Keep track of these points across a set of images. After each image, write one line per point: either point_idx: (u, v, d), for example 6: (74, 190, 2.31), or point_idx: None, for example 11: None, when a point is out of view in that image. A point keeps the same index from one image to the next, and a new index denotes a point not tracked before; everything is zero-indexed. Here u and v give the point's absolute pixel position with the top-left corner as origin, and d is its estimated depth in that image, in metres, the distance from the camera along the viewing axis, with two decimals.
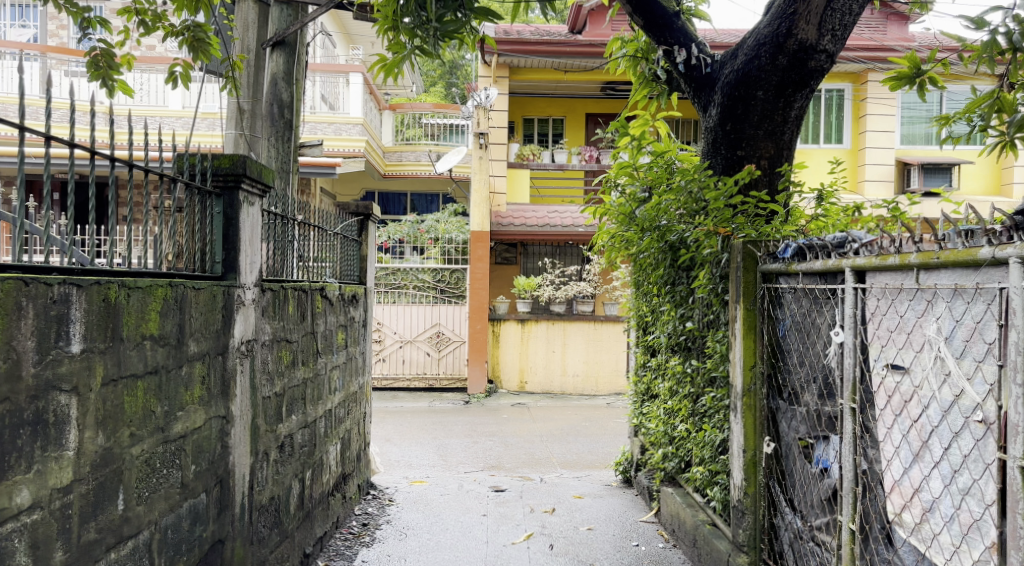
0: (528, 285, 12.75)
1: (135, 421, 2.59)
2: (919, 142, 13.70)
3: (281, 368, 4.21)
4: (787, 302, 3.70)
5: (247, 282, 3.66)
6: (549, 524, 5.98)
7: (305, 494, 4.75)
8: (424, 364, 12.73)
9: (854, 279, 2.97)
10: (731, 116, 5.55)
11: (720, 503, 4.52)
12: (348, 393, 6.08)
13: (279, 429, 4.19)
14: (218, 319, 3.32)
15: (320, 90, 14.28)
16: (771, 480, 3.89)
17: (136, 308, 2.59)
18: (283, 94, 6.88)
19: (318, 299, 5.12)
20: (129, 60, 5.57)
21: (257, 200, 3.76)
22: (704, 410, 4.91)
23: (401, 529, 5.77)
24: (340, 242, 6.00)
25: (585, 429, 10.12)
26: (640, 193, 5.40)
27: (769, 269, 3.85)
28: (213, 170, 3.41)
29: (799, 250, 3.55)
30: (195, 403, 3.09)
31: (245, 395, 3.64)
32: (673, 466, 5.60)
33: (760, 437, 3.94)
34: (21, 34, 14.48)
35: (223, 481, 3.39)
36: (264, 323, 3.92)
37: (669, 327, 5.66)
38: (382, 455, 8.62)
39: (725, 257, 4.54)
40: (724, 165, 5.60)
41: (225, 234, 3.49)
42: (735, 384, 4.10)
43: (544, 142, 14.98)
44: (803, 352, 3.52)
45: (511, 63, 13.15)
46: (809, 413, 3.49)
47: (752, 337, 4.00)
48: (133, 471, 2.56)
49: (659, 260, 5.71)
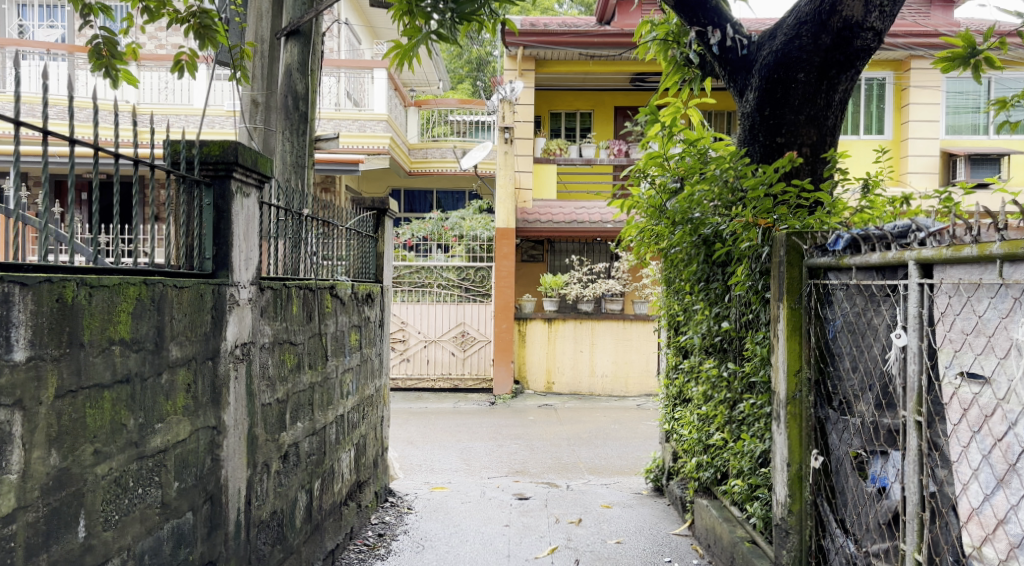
0: (555, 283, 12.34)
1: (101, 434, 2.30)
2: (965, 132, 13.11)
3: (284, 372, 3.92)
4: (838, 301, 3.32)
5: (242, 279, 3.35)
6: (575, 536, 5.62)
7: (313, 506, 4.45)
8: (448, 364, 12.43)
9: (919, 274, 2.60)
10: (770, 100, 5.15)
11: (761, 521, 4.16)
12: (362, 396, 5.78)
13: (282, 438, 3.88)
14: (206, 321, 3.03)
15: (345, 87, 13.76)
16: (819, 497, 3.53)
17: (100, 309, 2.30)
18: (298, 85, 6.41)
19: (327, 299, 4.82)
20: (134, 51, 5.25)
21: (253, 190, 3.45)
22: (742, 418, 4.54)
23: (418, 540, 5.46)
24: (354, 238, 5.69)
25: (615, 432, 9.76)
26: (671, 183, 5.06)
27: (816, 263, 3.48)
28: (201, 159, 3.12)
29: (852, 241, 3.17)
30: (178, 414, 2.80)
31: (241, 403, 3.34)
32: (708, 477, 5.22)
33: (806, 450, 3.58)
34: (49, 35, 14.41)
35: (214, 497, 3.09)
36: (263, 324, 3.62)
37: (703, 328, 5.30)
38: (404, 459, 8.35)
39: (765, 250, 4.14)
40: (762, 153, 5.21)
41: (216, 227, 3.17)
42: (778, 391, 3.74)
43: (572, 137, 14.61)
44: (856, 356, 3.15)
45: (538, 55, 12.79)
46: (862, 425, 3.09)
47: (796, 338, 3.63)
48: (97, 494, 2.27)
49: (691, 255, 5.34)
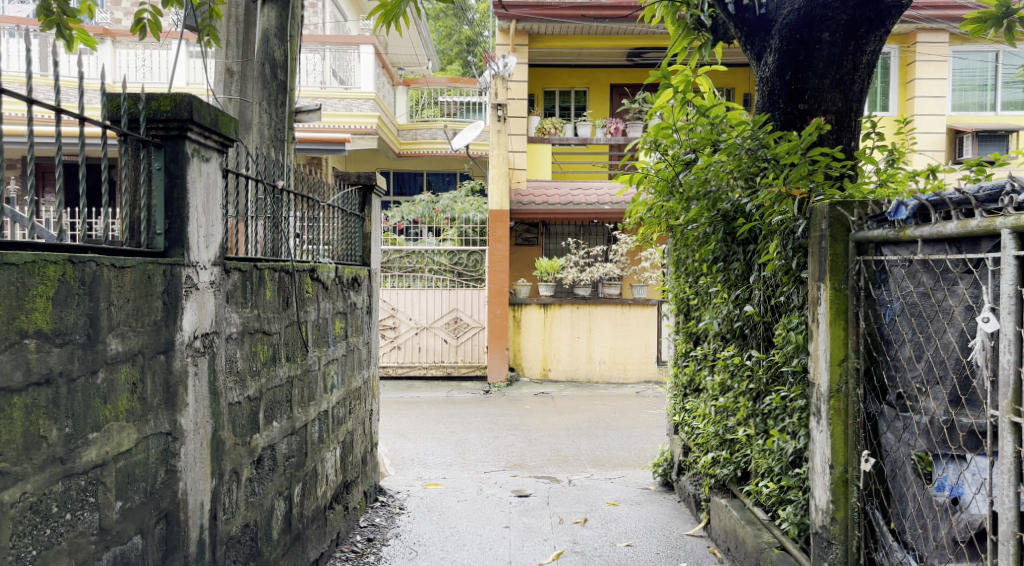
0: (551, 266, 11.90)
1: (10, 452, 1.83)
2: (972, 109, 12.68)
3: (256, 366, 3.43)
4: (897, 280, 2.88)
5: (202, 259, 2.85)
6: (582, 539, 5.16)
7: (293, 514, 3.98)
8: (441, 351, 11.96)
9: (1015, 246, 2.16)
10: (792, 62, 4.65)
11: (794, 527, 3.70)
12: (349, 390, 5.30)
13: (255, 442, 3.40)
14: (155, 308, 2.55)
15: (331, 65, 13.19)
16: (869, 504, 3.10)
17: (4, 293, 1.81)
18: (277, 52, 5.88)
19: (307, 283, 4.32)
20: (90, 7, 4.75)
21: (214, 155, 2.95)
22: (770, 411, 4.10)
23: (411, 545, 5.00)
24: (338, 217, 5.21)
25: (615, 422, 9.33)
26: (685, 154, 4.57)
27: (870, 236, 3.02)
28: (148, 116, 2.62)
29: (920, 209, 2.72)
30: (120, 420, 2.32)
31: (201, 404, 2.85)
32: (727, 474, 4.77)
33: (852, 451, 3.16)
34: (21, 10, 13.79)
35: (170, 513, 2.62)
36: (229, 312, 3.12)
37: (721, 312, 4.85)
38: (394, 453, 7.89)
39: (801, 224, 3.65)
40: (782, 121, 4.69)
41: (168, 195, 2.68)
42: (818, 382, 3.32)
43: (566, 116, 14.12)
44: (920, 343, 2.71)
45: (531, 29, 12.26)
46: (929, 423, 2.65)
47: (841, 324, 3.18)
48: (5, 527, 1.80)
49: (708, 233, 4.86)
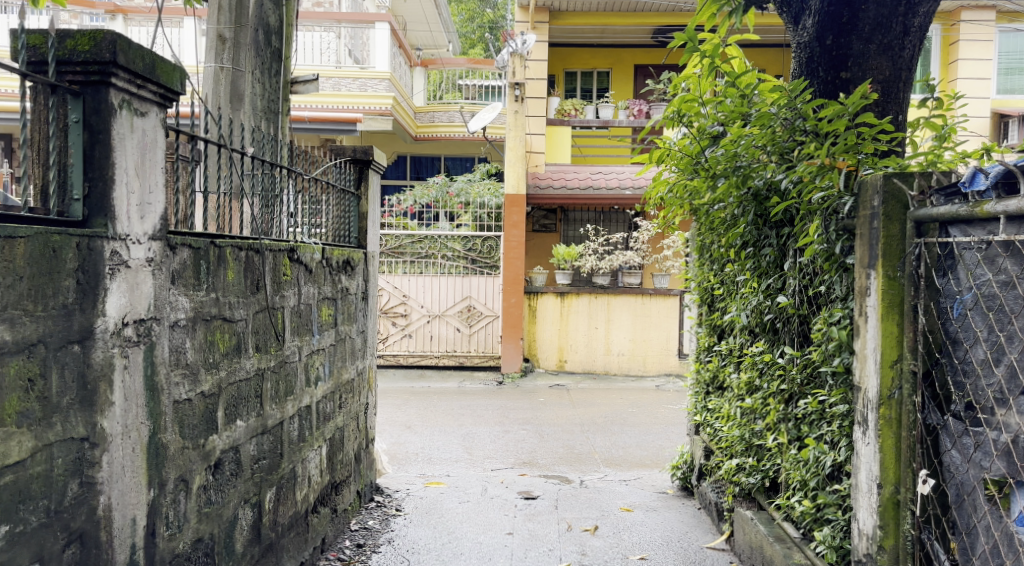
0: (569, 254, 11.37)
1: None
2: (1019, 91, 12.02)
3: (213, 358, 2.99)
4: (969, 266, 2.36)
5: (137, 232, 2.40)
6: (591, 550, 4.68)
7: (263, 523, 3.55)
8: (454, 340, 11.53)
9: None
10: (834, 25, 4.08)
11: (832, 552, 3.22)
12: (338, 382, 4.85)
13: (210, 444, 2.96)
14: (66, 288, 2.10)
15: (346, 44, 12.63)
16: (925, 533, 2.59)
17: None
18: (271, 16, 5.38)
19: (285, 264, 3.86)
20: None
21: (153, 109, 2.50)
22: (805, 416, 3.63)
23: (403, 553, 4.57)
24: (334, 195, 4.83)
25: (633, 418, 8.86)
26: (712, 127, 4.05)
27: (935, 214, 2.49)
28: (59, 58, 2.18)
29: (1005, 174, 2.22)
30: (7, 425, 1.90)
31: (134, 401, 2.39)
32: (753, 482, 4.29)
33: (905, 469, 2.66)
34: None
35: (86, 533, 2.19)
36: (175, 295, 2.68)
37: (750, 303, 4.36)
38: (398, 448, 7.47)
39: (848, 204, 3.13)
40: (822, 91, 4.14)
41: (87, 152, 2.24)
42: (866, 386, 2.82)
43: (588, 97, 13.60)
44: (1000, 344, 2.21)
45: (552, 5, 11.72)
46: (1012, 442, 2.15)
47: (894, 320, 2.68)
48: None
49: (737, 214, 4.34)
